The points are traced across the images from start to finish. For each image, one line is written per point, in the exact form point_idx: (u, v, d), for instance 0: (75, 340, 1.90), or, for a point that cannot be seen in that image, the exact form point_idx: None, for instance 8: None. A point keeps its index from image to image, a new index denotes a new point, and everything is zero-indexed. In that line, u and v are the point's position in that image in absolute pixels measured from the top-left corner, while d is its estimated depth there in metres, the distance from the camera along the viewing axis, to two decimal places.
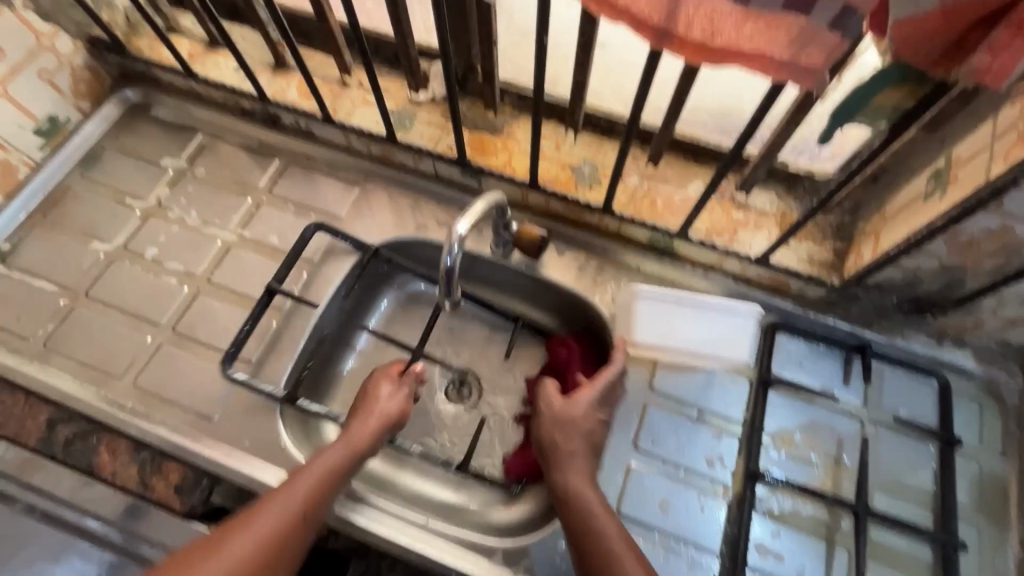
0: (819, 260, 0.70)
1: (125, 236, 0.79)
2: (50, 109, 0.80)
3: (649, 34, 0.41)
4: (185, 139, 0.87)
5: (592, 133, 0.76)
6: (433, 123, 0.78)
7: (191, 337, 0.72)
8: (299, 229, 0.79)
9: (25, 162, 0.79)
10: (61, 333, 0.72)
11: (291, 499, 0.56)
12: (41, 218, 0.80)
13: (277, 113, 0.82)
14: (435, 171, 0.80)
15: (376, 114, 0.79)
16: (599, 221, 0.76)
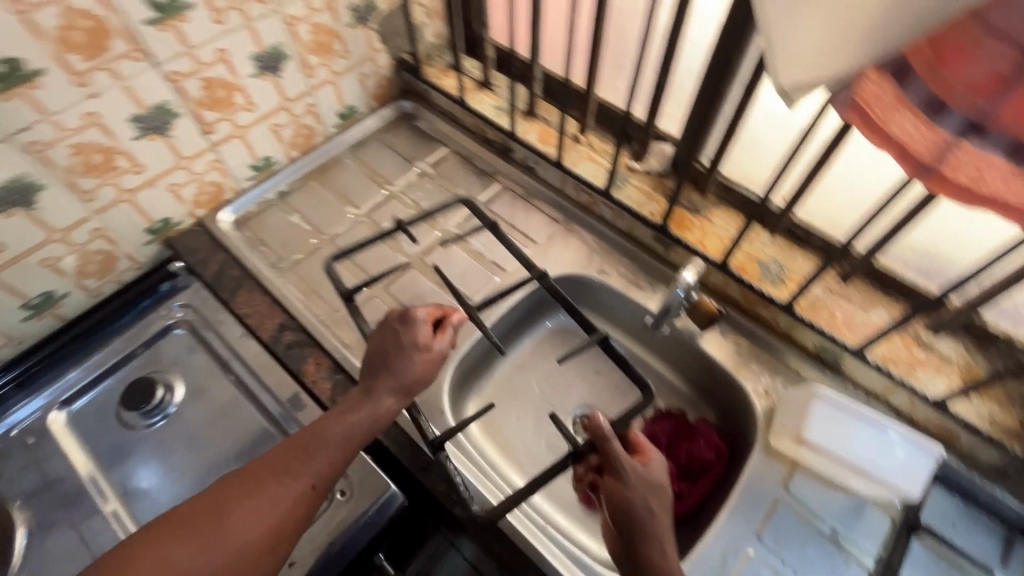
0: (999, 423, 0.69)
1: (371, 206, 0.98)
2: (354, 101, 1.04)
3: (911, 166, 0.47)
4: (433, 149, 1.06)
5: (786, 238, 0.83)
6: (642, 191, 0.90)
7: (398, 299, 0.87)
8: (503, 242, 0.93)
9: (322, 133, 1.02)
10: (306, 263, 0.90)
11: (319, 464, 0.61)
12: (316, 175, 1.01)
13: (514, 147, 0.99)
14: (629, 230, 0.91)
15: (597, 170, 0.93)
16: (770, 316, 0.80)
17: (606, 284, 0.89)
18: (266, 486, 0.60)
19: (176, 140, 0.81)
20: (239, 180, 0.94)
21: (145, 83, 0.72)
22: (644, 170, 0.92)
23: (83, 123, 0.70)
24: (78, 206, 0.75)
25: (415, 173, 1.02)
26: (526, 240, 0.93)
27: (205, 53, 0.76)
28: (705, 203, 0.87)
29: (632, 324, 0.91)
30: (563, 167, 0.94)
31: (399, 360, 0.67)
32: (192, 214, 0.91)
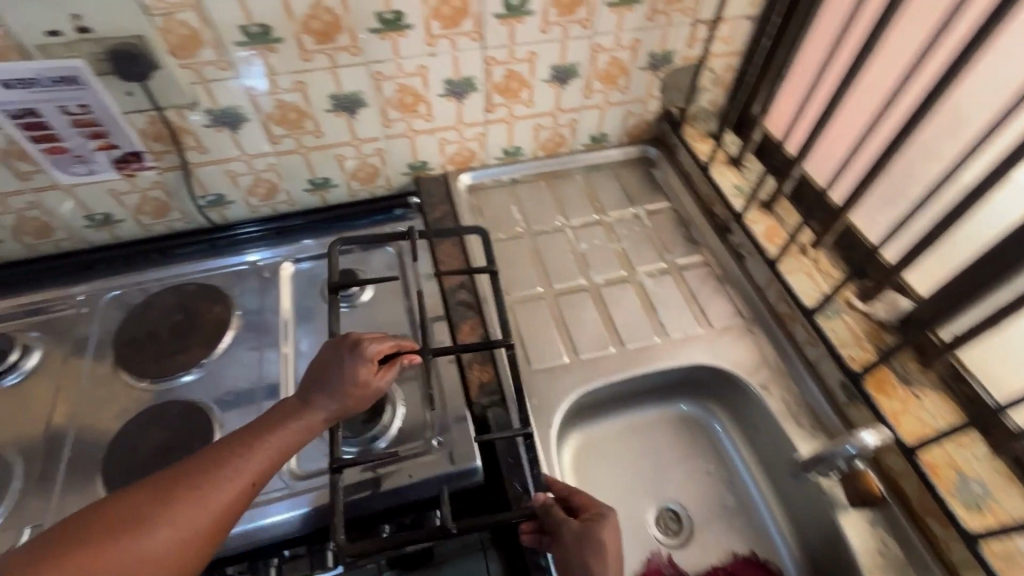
0: None
1: (577, 222, 1.04)
2: (610, 130, 1.11)
3: None
4: (657, 199, 1.09)
5: (1004, 466, 0.69)
6: (852, 332, 0.81)
7: (560, 311, 0.91)
8: (679, 310, 0.92)
9: (569, 146, 1.12)
10: (504, 245, 1.00)
11: (262, 457, 0.63)
12: (547, 178, 1.12)
13: (734, 229, 0.97)
14: (816, 362, 0.83)
15: (811, 288, 0.86)
16: (941, 537, 0.67)
17: (763, 400, 0.82)
18: (206, 480, 0.58)
19: (465, 107, 0.97)
20: (489, 156, 1.08)
21: (469, 57, 0.89)
22: (860, 311, 0.83)
23: (414, 71, 0.88)
24: (378, 127, 0.95)
25: (629, 212, 1.06)
26: (701, 318, 0.91)
27: (520, 51, 0.90)
28: (917, 376, 0.77)
29: (769, 455, 0.83)
30: (776, 269, 0.89)
31: (342, 378, 0.68)
32: (443, 167, 1.07)
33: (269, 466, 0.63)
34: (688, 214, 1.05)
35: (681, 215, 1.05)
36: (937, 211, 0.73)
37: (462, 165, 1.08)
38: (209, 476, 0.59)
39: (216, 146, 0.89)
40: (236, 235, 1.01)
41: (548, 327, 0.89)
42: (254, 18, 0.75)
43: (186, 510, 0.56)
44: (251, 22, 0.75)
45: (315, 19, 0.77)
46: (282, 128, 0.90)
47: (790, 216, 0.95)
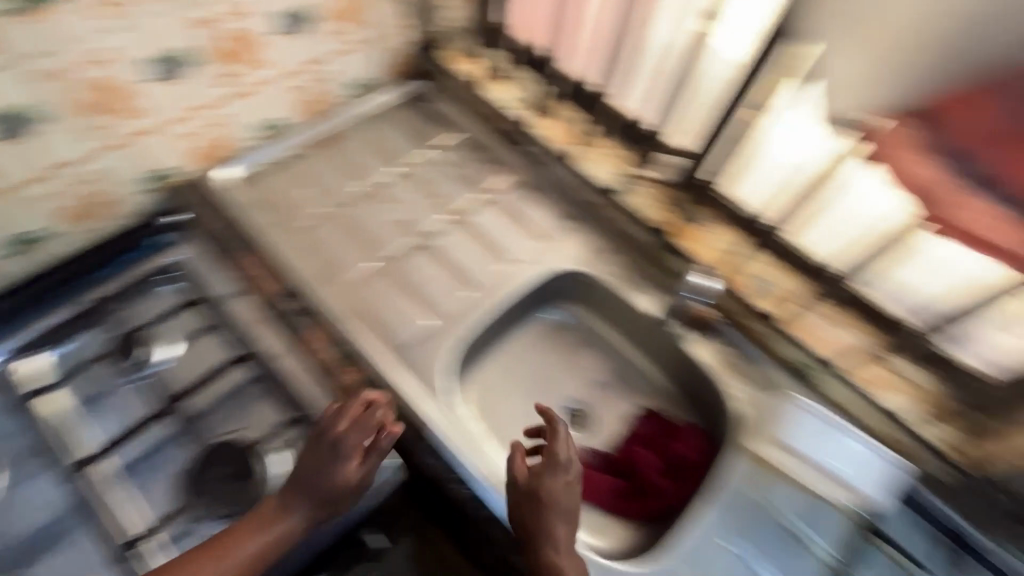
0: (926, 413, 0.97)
1: (416, 179, 1.22)
2: (358, 72, 1.26)
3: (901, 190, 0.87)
4: (456, 137, 1.29)
5: (767, 249, 1.10)
6: (644, 196, 1.17)
7: (372, 248, 1.12)
8: (518, 240, 1.16)
9: (335, 98, 1.26)
10: (352, 218, 1.15)
11: (286, 518, 0.83)
12: (334, 142, 1.25)
13: (536, 144, 1.22)
14: (624, 225, 1.15)
15: (603, 169, 1.19)
16: (763, 329, 1.04)
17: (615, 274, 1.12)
18: (234, 544, 0.81)
19: (185, 91, 1.00)
20: (245, 138, 1.16)
21: (159, 27, 0.90)
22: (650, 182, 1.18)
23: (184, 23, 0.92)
24: (81, 143, 0.93)
25: (418, 153, 1.26)
26: (543, 235, 1.16)
27: (208, 11, 0.94)
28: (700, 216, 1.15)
29: (614, 316, 1.16)
30: (577, 167, 1.19)
31: (331, 467, 0.84)
32: (189, 165, 1.11)
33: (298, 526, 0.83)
34: (487, 145, 1.28)
35: (484, 145, 1.28)
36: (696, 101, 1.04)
37: (210, 159, 1.14)
38: (234, 531, 0.82)
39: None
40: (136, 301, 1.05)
41: (430, 268, 1.11)
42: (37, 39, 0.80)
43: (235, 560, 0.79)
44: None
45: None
46: (94, 115, 0.92)
47: (569, 108, 1.26)
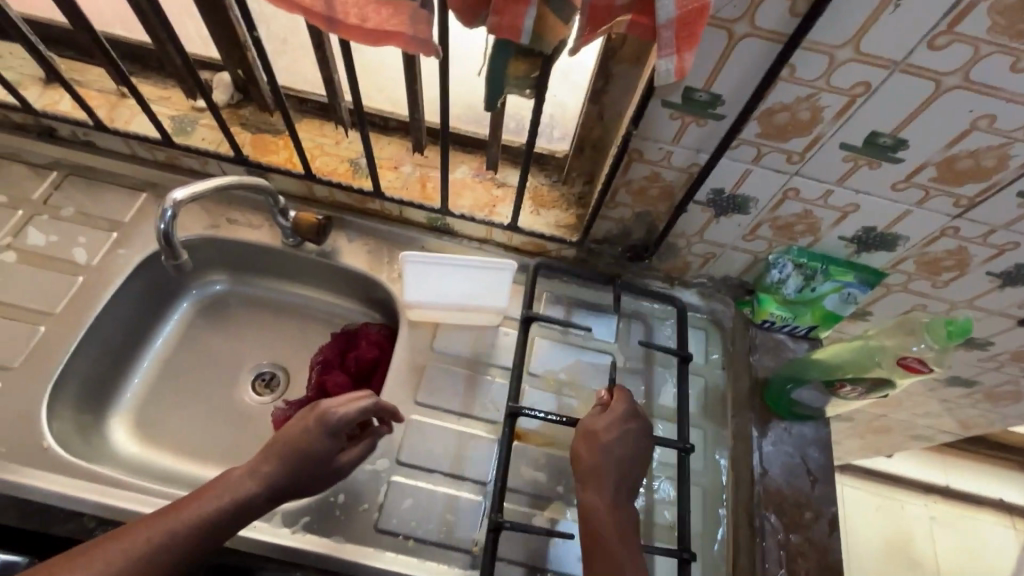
0: (570, 225, 0.87)
1: (195, 214, 0.89)
2: (69, 104, 0.88)
3: (403, 35, 0.52)
4: (213, 204, 0.90)
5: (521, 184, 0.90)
6: (482, 197, 0.89)
7: (64, 351, 0.76)
8: (338, 275, 0.92)
9: (66, 100, 0.88)
10: (14, 379, 0.73)
11: (222, 494, 0.61)
12: (83, 173, 0.90)
13: (343, 157, 0.88)
14: (471, 241, 0.91)
15: (427, 178, 0.89)
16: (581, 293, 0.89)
17: (469, 325, 0.85)
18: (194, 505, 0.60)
19: None
20: None
21: None
22: (508, 184, 0.90)
23: None
24: None
25: (194, 176, 0.90)
26: (373, 269, 0.89)
27: None
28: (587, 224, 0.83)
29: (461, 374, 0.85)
30: (390, 195, 0.87)
31: (321, 440, 0.65)
32: None
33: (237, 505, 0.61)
34: (284, 148, 0.88)
35: (278, 151, 0.88)
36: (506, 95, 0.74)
37: None
38: (200, 496, 0.61)
39: None
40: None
41: (192, 402, 0.87)
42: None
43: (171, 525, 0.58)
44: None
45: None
46: None
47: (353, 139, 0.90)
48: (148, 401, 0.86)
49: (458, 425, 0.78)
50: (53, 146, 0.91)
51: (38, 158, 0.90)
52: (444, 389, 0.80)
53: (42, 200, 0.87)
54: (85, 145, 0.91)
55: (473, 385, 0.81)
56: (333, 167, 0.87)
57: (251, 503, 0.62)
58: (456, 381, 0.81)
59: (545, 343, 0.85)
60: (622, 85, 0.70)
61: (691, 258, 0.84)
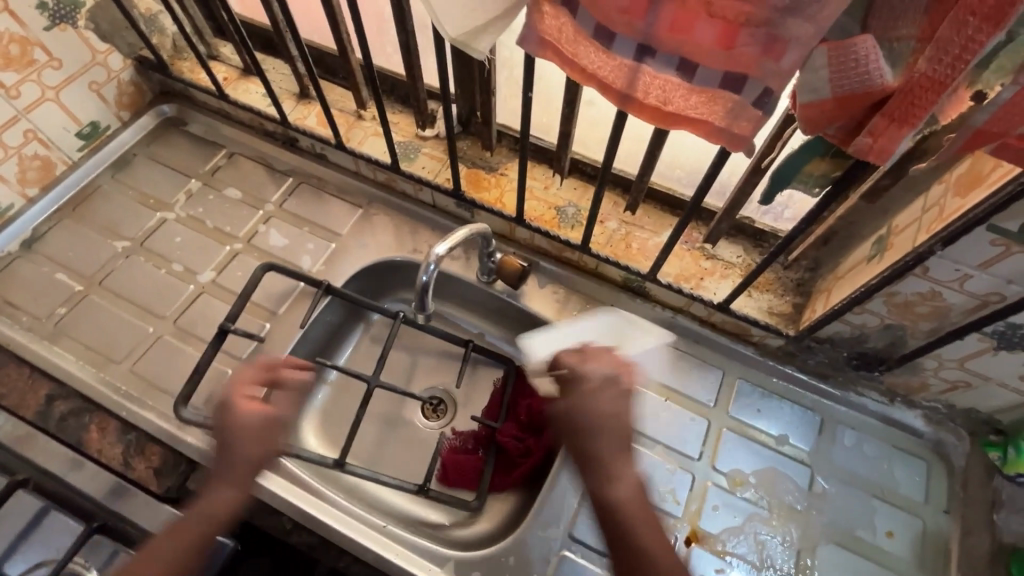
0: (778, 312, 0.80)
1: (402, 237, 0.93)
2: (315, 119, 0.96)
3: (706, 128, 0.49)
4: (419, 229, 0.94)
5: (735, 259, 0.83)
6: (689, 266, 0.83)
7: (281, 349, 0.83)
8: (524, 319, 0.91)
9: (313, 114, 0.97)
10: (245, 373, 0.81)
11: (204, 510, 0.59)
12: (314, 183, 0.99)
13: (552, 203, 0.87)
14: (667, 306, 0.86)
15: (633, 236, 0.85)
16: (779, 388, 0.82)
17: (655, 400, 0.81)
18: (179, 539, 0.58)
19: None
20: (70, 153, 0.94)
21: None
22: (718, 257, 0.83)
23: (12, 117, 0.84)
24: None
25: (407, 200, 0.95)
26: (563, 318, 0.87)
27: (50, 78, 0.86)
28: (809, 320, 0.75)
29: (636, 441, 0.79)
30: (594, 251, 0.84)
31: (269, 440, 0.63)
32: (150, 206, 0.95)
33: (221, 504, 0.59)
34: (498, 186, 0.89)
35: (491, 189, 0.89)
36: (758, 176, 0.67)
37: (45, 179, 0.92)
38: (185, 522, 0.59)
39: None
40: (16, 367, 0.78)
41: (373, 413, 0.92)
42: None
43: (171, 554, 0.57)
44: (81, 124, 0.94)
45: (121, 96, 0.99)
46: (42, 184, 0.92)
47: (566, 186, 0.88)
48: (342, 388, 0.90)
49: None
50: (294, 155, 1.00)
51: (280, 164, 1.00)
52: None
53: (279, 203, 0.96)
54: (319, 157, 0.99)
55: (652, 469, 0.77)
56: (539, 213, 0.87)
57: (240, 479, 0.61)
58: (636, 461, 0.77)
59: (733, 438, 0.79)
60: (914, 187, 0.60)
61: (933, 380, 0.72)
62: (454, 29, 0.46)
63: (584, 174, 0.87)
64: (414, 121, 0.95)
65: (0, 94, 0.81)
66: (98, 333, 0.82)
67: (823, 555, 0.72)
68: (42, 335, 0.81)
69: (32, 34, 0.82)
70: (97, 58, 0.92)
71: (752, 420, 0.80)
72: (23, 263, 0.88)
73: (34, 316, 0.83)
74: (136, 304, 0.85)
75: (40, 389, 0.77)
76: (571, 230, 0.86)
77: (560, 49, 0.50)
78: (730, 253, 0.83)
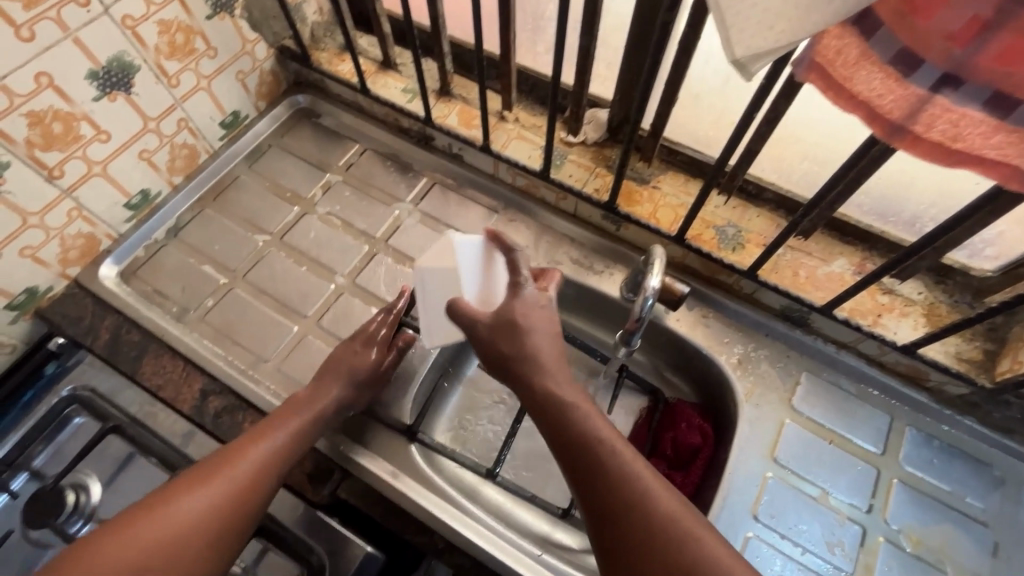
0: (967, 358, 0.73)
1: (542, 248, 0.90)
2: (457, 118, 0.93)
3: (1003, 171, 0.44)
4: (558, 238, 0.91)
5: (918, 295, 0.76)
6: (864, 300, 0.77)
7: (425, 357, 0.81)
8: (666, 344, 0.86)
9: (455, 113, 0.93)
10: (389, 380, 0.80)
11: (253, 446, 0.64)
12: (449, 185, 0.96)
13: (710, 223, 0.82)
14: (831, 338, 0.80)
15: (800, 262, 0.79)
16: (958, 436, 0.76)
17: (817, 442, 0.76)
18: (236, 460, 0.63)
19: (140, 98, 0.79)
20: (211, 141, 0.94)
21: (145, 33, 0.75)
22: (897, 293, 0.77)
23: (169, 106, 0.83)
24: (110, 194, 0.82)
25: (546, 207, 0.92)
26: (714, 345, 0.82)
27: (206, 67, 0.85)
28: (1012, 373, 0.68)
29: (799, 482, 0.74)
30: (760, 278, 0.79)
31: (328, 406, 0.71)
32: (286, 200, 0.94)
33: (265, 454, 0.64)
34: (653, 199, 0.84)
35: (644, 201, 0.84)
36: (987, 216, 0.61)
37: (189, 167, 0.92)
38: (224, 461, 0.63)
39: (128, 175, 0.83)
40: (170, 358, 0.79)
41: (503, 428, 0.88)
42: (141, 43, 0.75)
43: (229, 473, 0.61)
44: (225, 113, 0.93)
45: (261, 85, 0.98)
46: (184, 172, 0.92)
47: (727, 205, 0.83)
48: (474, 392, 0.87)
49: (798, 562, 0.70)
50: (428, 153, 0.97)
51: (414, 162, 0.98)
52: (785, 512, 0.72)
53: (414, 203, 0.94)
54: (454, 157, 0.96)
55: (817, 514, 0.72)
56: (696, 231, 0.82)
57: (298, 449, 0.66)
58: (799, 507, 0.72)
59: (905, 491, 0.73)
60: None
61: None
62: (743, 49, 0.41)
63: (750, 193, 0.82)
64: (561, 125, 0.90)
65: (163, 83, 0.81)
66: (244, 328, 0.82)
67: None
68: (192, 327, 0.82)
69: (195, 23, 0.80)
70: (246, 47, 0.91)
71: (925, 472, 0.74)
72: (168, 252, 0.89)
73: (183, 306, 0.84)
74: (278, 300, 0.85)
75: (194, 382, 0.77)
76: (734, 251, 0.80)
77: (835, 73, 0.45)
78: (911, 289, 0.77)
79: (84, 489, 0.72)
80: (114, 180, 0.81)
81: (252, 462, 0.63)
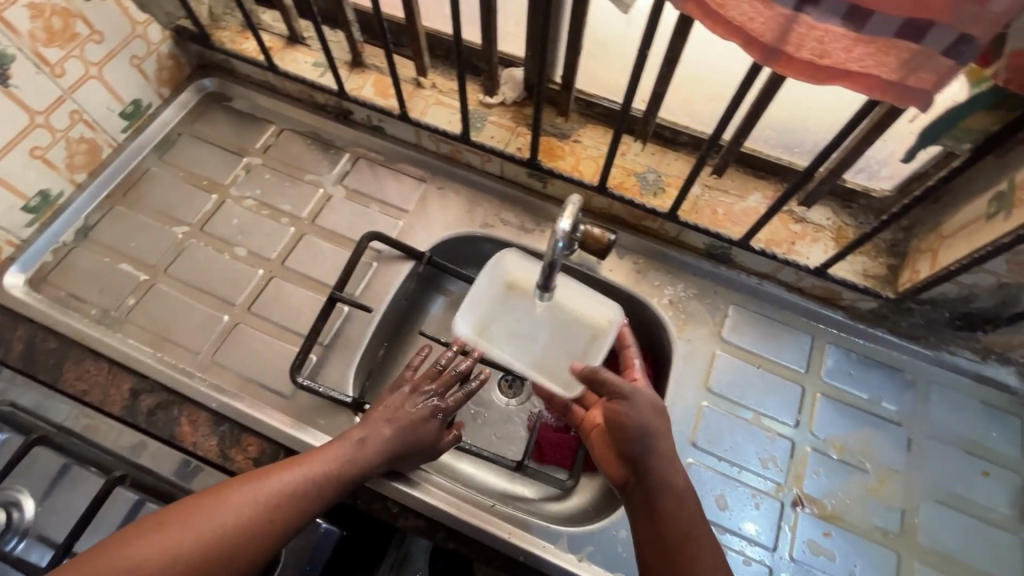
0: (873, 274, 0.78)
1: (472, 212, 0.90)
2: (372, 89, 0.91)
3: (867, 82, 0.47)
4: (488, 201, 0.91)
5: (826, 220, 0.80)
6: (778, 229, 0.80)
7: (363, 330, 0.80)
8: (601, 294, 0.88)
9: (369, 84, 0.91)
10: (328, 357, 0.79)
11: (236, 502, 0.57)
12: (372, 157, 0.94)
13: (631, 170, 0.84)
14: (752, 270, 0.84)
15: (718, 200, 0.82)
16: (872, 348, 0.81)
17: (746, 369, 0.80)
18: (213, 513, 0.56)
19: (22, 91, 0.74)
20: (113, 135, 0.89)
21: (14, 19, 0.70)
22: (808, 220, 0.81)
23: (58, 99, 0.78)
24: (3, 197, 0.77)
25: (472, 171, 0.92)
26: (645, 289, 0.84)
27: (93, 54, 0.80)
28: (911, 282, 0.74)
29: (732, 408, 0.78)
30: (681, 219, 0.81)
31: (344, 465, 0.63)
32: (202, 189, 0.90)
33: (246, 518, 0.57)
34: (575, 152, 0.85)
35: (567, 155, 0.85)
36: (873, 135, 0.64)
37: (92, 164, 0.87)
38: (205, 511, 0.56)
39: (22, 176, 0.78)
40: (93, 362, 0.76)
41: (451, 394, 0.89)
42: (13, 30, 0.70)
43: (204, 531, 0.55)
44: (124, 103, 0.88)
45: (161, 71, 0.93)
46: (87, 169, 0.87)
47: (645, 152, 0.85)
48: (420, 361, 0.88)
49: (735, 479, 0.74)
50: (348, 128, 0.95)
51: (334, 138, 0.96)
52: (721, 436, 0.76)
53: (338, 179, 0.92)
54: (374, 130, 0.95)
55: (750, 435, 0.77)
56: (618, 180, 0.83)
57: (291, 518, 0.58)
58: (733, 430, 0.77)
59: (828, 403, 0.78)
60: None
61: None
62: None
63: (665, 138, 0.84)
64: (478, 87, 0.90)
65: (45, 73, 0.75)
66: (170, 322, 0.80)
67: (926, 516, 0.72)
68: (114, 328, 0.78)
69: (72, 5, 0.75)
70: (137, 29, 0.86)
71: (845, 384, 0.79)
72: (80, 254, 0.84)
73: (103, 308, 0.80)
74: (205, 292, 0.82)
75: (122, 382, 0.75)
76: (655, 195, 0.82)
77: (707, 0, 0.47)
78: (820, 215, 0.81)
79: (16, 505, 0.68)
80: (6, 182, 0.76)
81: (230, 525, 0.56)
